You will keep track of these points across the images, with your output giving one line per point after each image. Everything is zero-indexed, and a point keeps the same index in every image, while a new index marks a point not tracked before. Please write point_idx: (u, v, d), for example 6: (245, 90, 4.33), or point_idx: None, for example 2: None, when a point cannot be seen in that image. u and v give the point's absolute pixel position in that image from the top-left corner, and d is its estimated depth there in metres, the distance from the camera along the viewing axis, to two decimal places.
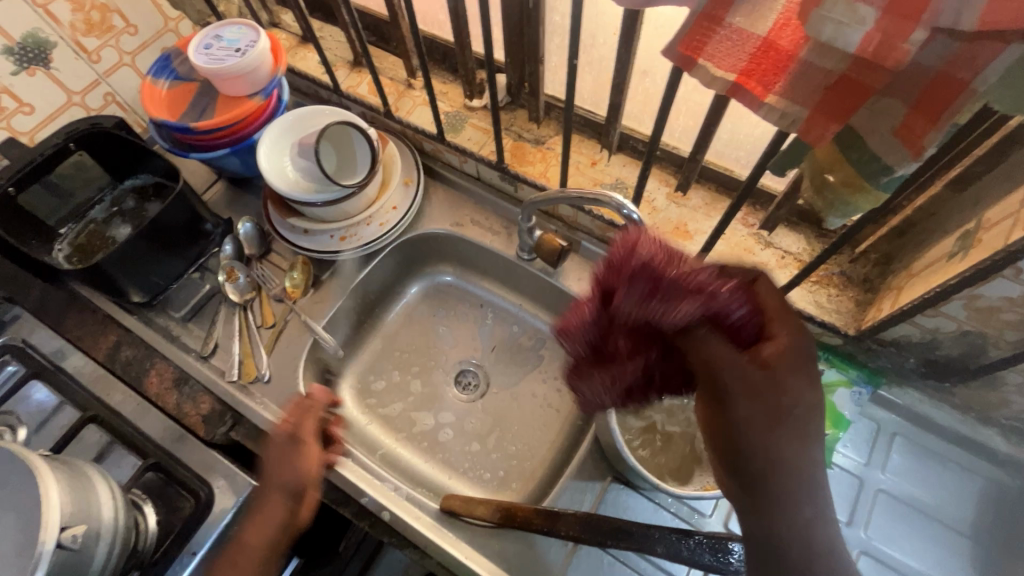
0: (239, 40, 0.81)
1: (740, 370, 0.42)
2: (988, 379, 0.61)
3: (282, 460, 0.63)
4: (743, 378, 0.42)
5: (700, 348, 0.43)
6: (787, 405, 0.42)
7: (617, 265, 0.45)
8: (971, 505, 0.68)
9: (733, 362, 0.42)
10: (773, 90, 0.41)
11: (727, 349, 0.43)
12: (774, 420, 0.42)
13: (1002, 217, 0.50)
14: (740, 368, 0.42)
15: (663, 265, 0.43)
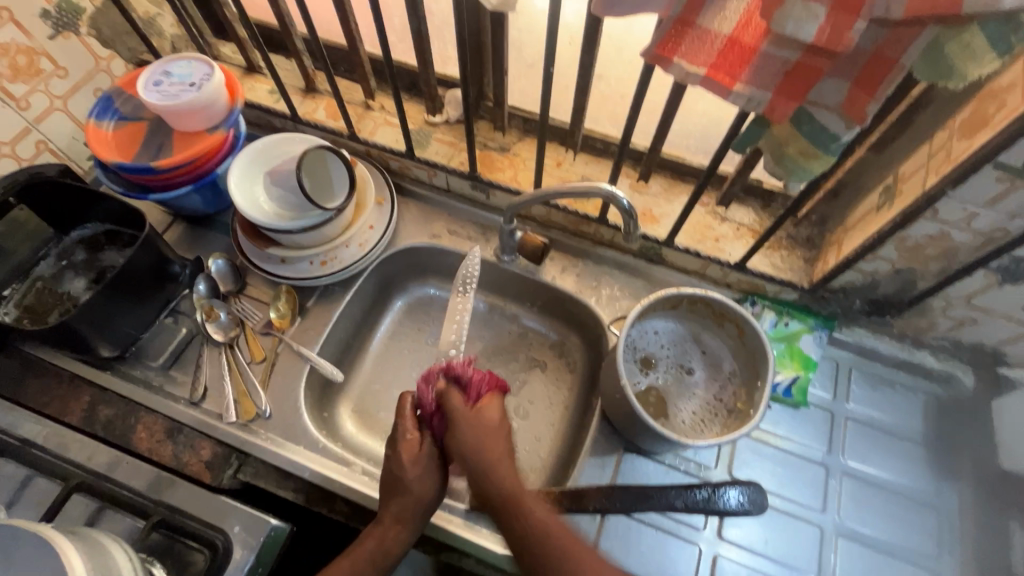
0: (192, 75, 0.79)
1: (496, 454, 0.66)
2: (919, 308, 0.74)
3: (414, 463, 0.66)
4: (483, 433, 0.68)
5: (497, 497, 0.63)
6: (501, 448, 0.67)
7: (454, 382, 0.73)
8: (920, 417, 0.79)
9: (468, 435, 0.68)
10: (740, 79, 0.47)
11: (484, 432, 0.68)
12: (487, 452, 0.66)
13: (915, 170, 0.61)
14: (490, 439, 0.68)
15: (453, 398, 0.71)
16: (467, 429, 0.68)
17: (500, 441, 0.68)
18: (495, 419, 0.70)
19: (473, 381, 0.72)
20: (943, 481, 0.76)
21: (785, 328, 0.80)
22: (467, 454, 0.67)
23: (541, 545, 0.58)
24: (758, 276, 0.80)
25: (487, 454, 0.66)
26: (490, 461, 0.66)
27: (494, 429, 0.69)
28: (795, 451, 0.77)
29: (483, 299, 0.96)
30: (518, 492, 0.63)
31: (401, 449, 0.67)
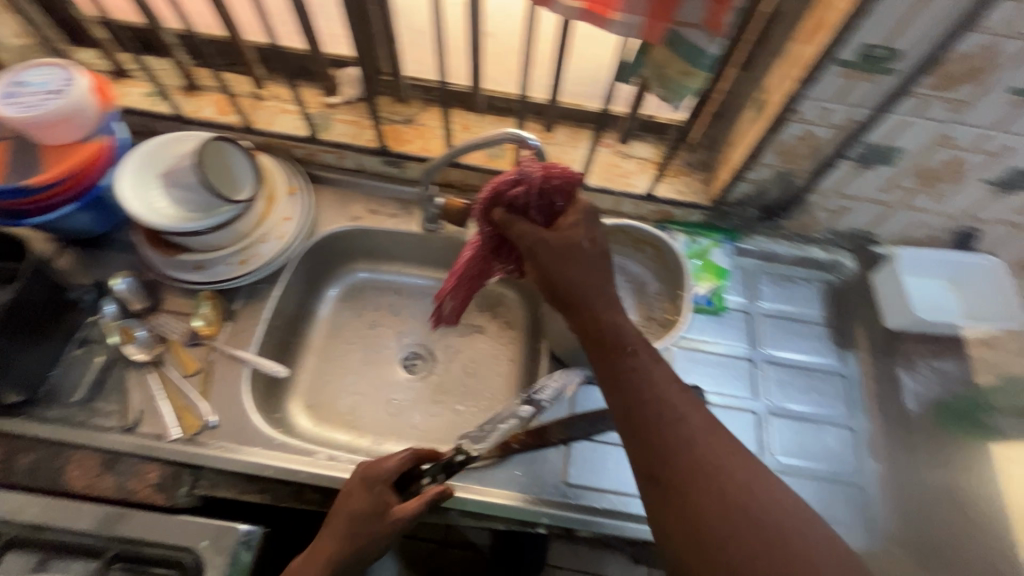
0: (50, 81, 0.72)
1: (597, 284, 0.57)
2: (802, 206, 0.84)
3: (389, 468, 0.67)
4: (565, 259, 0.58)
5: (602, 341, 0.56)
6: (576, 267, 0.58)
7: (501, 198, 0.64)
8: (820, 302, 0.90)
9: (543, 244, 0.59)
10: (615, 8, 0.52)
11: (568, 257, 0.58)
12: (582, 282, 0.57)
13: (777, 79, 0.69)
14: (574, 261, 0.58)
15: (516, 202, 0.63)
16: (552, 256, 0.58)
17: (581, 261, 0.58)
18: (582, 233, 0.59)
19: (530, 203, 0.63)
20: (846, 352, 0.87)
21: (697, 246, 0.89)
22: (574, 287, 0.57)
23: (650, 396, 0.53)
24: (666, 203, 0.87)
25: (583, 284, 0.57)
26: (593, 295, 0.57)
27: (578, 251, 0.58)
28: (724, 352, 0.85)
29: (417, 273, 0.97)
30: (631, 339, 0.55)
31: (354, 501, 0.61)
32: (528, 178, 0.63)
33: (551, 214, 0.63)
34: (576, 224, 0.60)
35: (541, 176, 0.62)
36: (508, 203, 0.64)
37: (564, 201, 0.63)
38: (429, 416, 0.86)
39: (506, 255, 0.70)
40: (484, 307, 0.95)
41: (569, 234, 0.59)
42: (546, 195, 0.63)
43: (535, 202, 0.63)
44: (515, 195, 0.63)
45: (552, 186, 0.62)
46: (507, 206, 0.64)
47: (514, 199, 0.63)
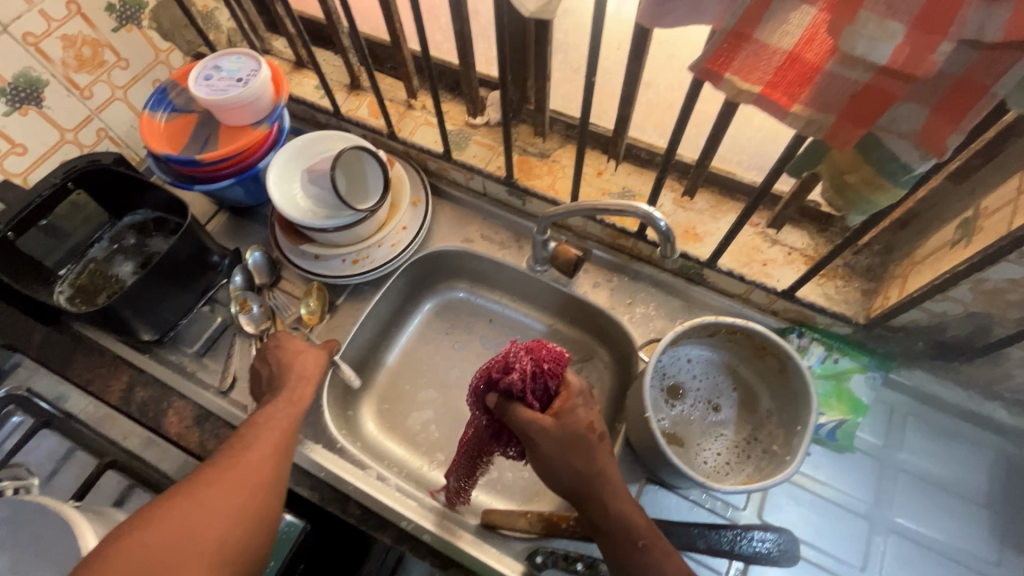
0: (240, 70, 0.81)
1: (601, 470, 0.55)
2: (994, 356, 0.66)
3: (299, 354, 0.71)
4: (570, 452, 0.55)
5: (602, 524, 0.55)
6: (585, 445, 0.56)
7: (496, 378, 0.61)
8: (984, 476, 0.71)
9: (541, 437, 0.56)
10: (798, 100, 0.43)
11: (571, 448, 0.55)
12: (581, 465, 0.55)
13: (1002, 204, 0.54)
14: (578, 454, 0.55)
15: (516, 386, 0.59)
16: (558, 451, 0.55)
17: (582, 454, 0.55)
18: (586, 419, 0.57)
19: (528, 390, 0.59)
20: (1006, 551, 0.68)
21: (834, 365, 0.74)
22: (578, 480, 0.55)
23: (620, 522, 0.55)
24: (808, 306, 0.74)
25: (586, 476, 0.55)
26: (590, 483, 0.55)
27: (582, 443, 0.56)
28: (836, 500, 0.71)
29: (514, 306, 0.94)
30: (618, 486, 0.56)
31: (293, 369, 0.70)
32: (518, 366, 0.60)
33: (546, 398, 0.60)
34: (583, 411, 0.57)
35: (530, 362, 0.60)
36: (503, 389, 0.60)
37: (557, 382, 0.60)
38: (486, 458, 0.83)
39: (498, 444, 0.66)
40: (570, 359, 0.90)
41: (567, 418, 0.56)
42: (545, 379, 0.59)
43: (535, 390, 0.59)
44: (515, 377, 0.59)
45: (544, 371, 0.59)
46: (501, 390, 0.60)
47: (512, 383, 0.59)
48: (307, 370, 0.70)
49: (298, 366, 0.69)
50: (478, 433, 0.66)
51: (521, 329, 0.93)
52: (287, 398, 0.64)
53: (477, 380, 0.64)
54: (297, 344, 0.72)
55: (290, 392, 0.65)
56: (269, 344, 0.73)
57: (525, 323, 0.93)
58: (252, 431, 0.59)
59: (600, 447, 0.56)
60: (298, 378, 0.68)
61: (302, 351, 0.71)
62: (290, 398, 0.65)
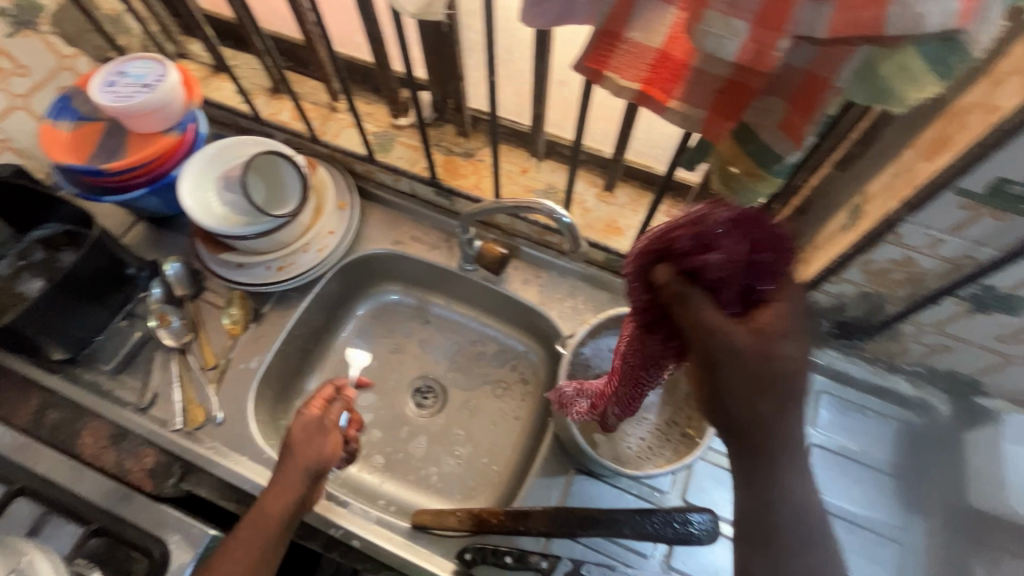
0: (146, 75, 0.78)
1: (771, 363, 0.39)
2: (889, 332, 0.70)
3: (306, 442, 0.63)
4: (765, 359, 0.39)
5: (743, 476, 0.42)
6: (776, 370, 0.39)
7: (671, 240, 0.41)
8: (890, 446, 0.77)
9: (728, 340, 0.38)
10: (674, 95, 0.45)
11: (764, 378, 0.39)
12: (759, 390, 0.39)
13: (880, 189, 0.57)
14: (761, 390, 0.39)
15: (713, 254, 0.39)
16: (757, 342, 0.39)
17: (749, 380, 0.39)
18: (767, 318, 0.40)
19: (730, 276, 0.39)
20: (911, 515, 0.73)
21: None
22: (764, 373, 0.39)
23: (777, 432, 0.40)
24: None
25: (754, 418, 0.40)
26: (762, 374, 0.39)
27: (781, 374, 0.39)
28: None
29: (449, 306, 0.94)
30: (802, 403, 0.40)
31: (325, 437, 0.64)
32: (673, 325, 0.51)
33: (750, 302, 0.41)
34: (777, 316, 0.40)
35: (728, 217, 0.39)
36: (666, 255, 0.41)
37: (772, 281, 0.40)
38: (422, 458, 0.83)
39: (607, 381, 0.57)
40: (506, 356, 0.90)
41: (777, 339, 0.40)
42: (703, 243, 0.39)
43: (738, 271, 0.39)
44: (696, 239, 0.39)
45: (758, 262, 0.39)
46: (698, 268, 0.39)
47: (721, 259, 0.38)
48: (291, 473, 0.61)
49: (289, 466, 0.61)
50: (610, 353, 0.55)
51: (457, 328, 0.93)
52: (279, 480, 0.61)
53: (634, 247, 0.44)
54: (314, 425, 0.64)
55: (283, 470, 0.61)
56: (295, 417, 0.65)
57: (460, 322, 0.93)
58: (253, 524, 0.59)
59: (779, 345, 0.40)
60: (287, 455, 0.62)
61: (302, 441, 0.63)
62: (275, 482, 0.61)
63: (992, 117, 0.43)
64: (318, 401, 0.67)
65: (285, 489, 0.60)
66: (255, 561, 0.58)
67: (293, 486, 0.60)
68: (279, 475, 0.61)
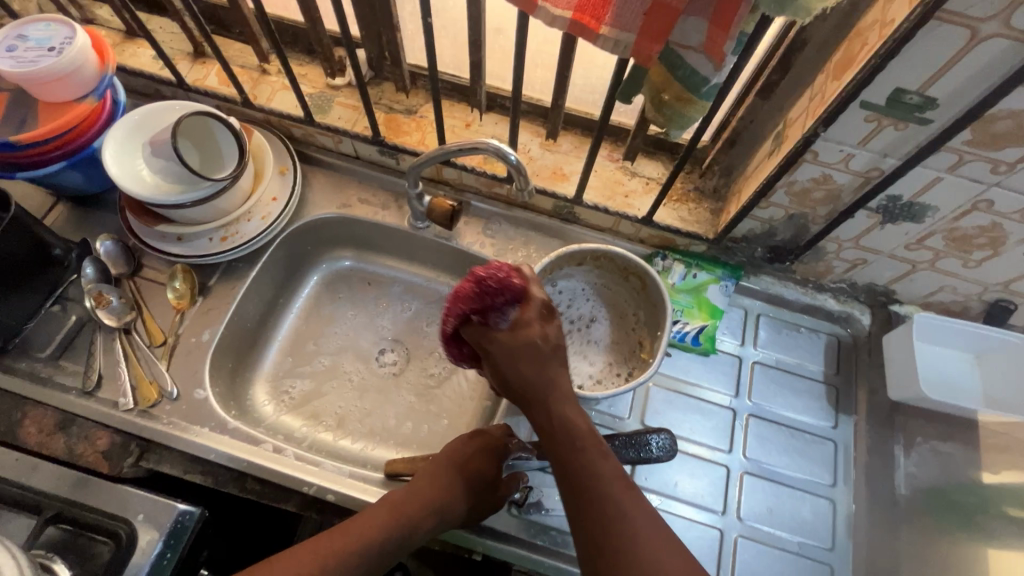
0: (51, 38, 0.72)
1: (552, 377, 0.57)
2: (815, 252, 0.76)
3: (422, 486, 0.62)
4: (518, 356, 0.57)
5: (563, 432, 0.54)
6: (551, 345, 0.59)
7: (484, 289, 0.58)
8: (821, 358, 0.83)
9: (530, 367, 0.57)
10: (603, 21, 0.46)
11: (529, 353, 0.57)
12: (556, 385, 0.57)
13: (797, 113, 0.62)
14: (528, 360, 0.57)
15: (492, 290, 0.58)
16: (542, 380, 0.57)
17: (539, 359, 0.57)
18: (540, 330, 0.59)
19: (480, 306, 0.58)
20: (842, 416, 0.80)
21: (693, 279, 0.82)
22: (587, 482, 0.51)
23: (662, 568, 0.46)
24: (666, 230, 0.81)
25: (532, 380, 0.57)
26: (592, 466, 0.52)
27: (535, 348, 0.58)
28: (705, 398, 0.79)
29: (404, 268, 0.94)
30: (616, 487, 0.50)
31: (446, 462, 0.64)
32: (505, 277, 0.58)
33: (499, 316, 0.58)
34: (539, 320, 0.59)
35: (491, 279, 0.58)
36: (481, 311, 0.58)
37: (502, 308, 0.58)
38: (389, 417, 0.84)
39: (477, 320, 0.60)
40: None
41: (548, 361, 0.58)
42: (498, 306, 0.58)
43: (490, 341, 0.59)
44: (502, 295, 0.58)
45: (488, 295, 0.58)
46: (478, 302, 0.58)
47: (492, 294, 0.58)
48: (366, 523, 0.57)
49: (378, 513, 0.58)
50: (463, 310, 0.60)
51: (419, 290, 0.93)
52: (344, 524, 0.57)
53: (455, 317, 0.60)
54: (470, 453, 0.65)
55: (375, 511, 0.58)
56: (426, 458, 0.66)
57: (421, 284, 0.93)
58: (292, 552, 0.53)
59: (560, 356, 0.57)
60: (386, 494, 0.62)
61: (418, 483, 0.62)
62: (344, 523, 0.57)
63: (887, 30, 0.48)
64: (473, 450, 0.66)
65: (348, 536, 0.56)
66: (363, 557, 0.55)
67: (362, 547, 0.55)
68: (356, 521, 0.57)
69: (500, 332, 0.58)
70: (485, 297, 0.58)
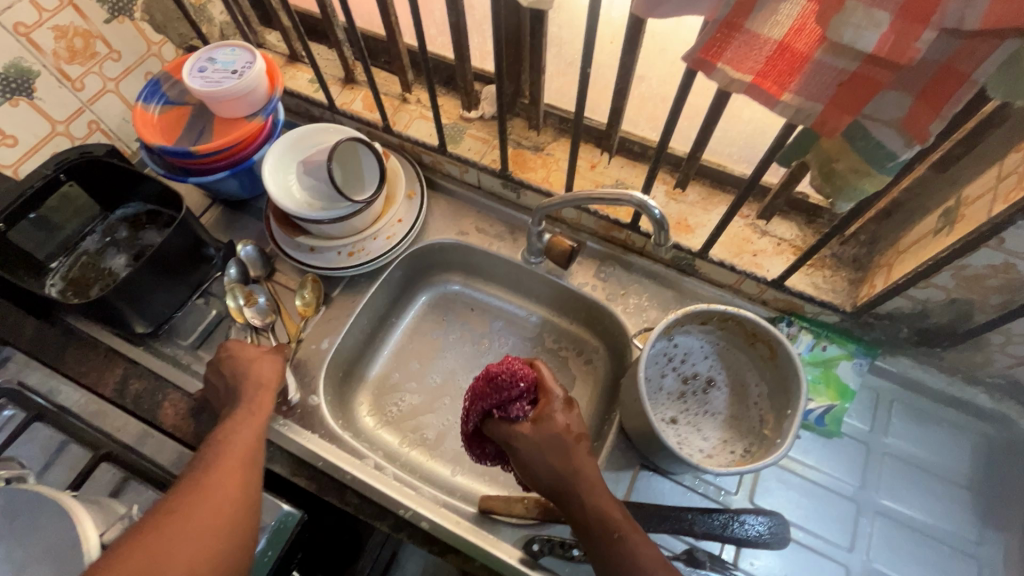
0: (234, 62, 0.81)
1: (578, 468, 0.57)
2: (974, 342, 0.68)
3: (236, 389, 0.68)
4: (546, 452, 0.57)
5: (593, 523, 0.54)
6: (571, 441, 0.58)
7: (500, 384, 0.61)
8: (965, 459, 0.74)
9: (544, 461, 0.57)
10: (789, 89, 0.44)
11: (553, 449, 0.57)
12: (577, 476, 0.56)
13: (981, 192, 0.55)
14: (554, 454, 0.57)
15: (507, 384, 0.60)
16: (567, 469, 0.56)
17: (560, 449, 0.57)
18: (563, 423, 0.59)
19: (496, 401, 0.61)
20: (987, 530, 0.70)
21: (822, 352, 0.76)
22: (614, 559, 0.52)
23: None
24: (796, 295, 0.76)
25: (563, 474, 0.56)
26: (621, 542, 0.52)
27: (560, 443, 0.58)
28: (826, 485, 0.72)
29: (511, 300, 0.95)
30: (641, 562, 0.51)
31: (248, 376, 0.69)
32: (518, 369, 0.61)
33: (520, 412, 0.60)
34: (563, 415, 0.59)
35: (506, 373, 0.61)
36: (497, 405, 0.61)
37: (519, 404, 0.60)
38: None
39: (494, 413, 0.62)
40: (564, 350, 0.91)
41: (573, 450, 0.57)
42: (514, 398, 0.60)
43: (504, 436, 0.60)
44: (514, 389, 0.60)
45: (499, 387, 0.61)
46: (496, 397, 0.61)
47: (506, 387, 0.60)
48: (244, 429, 0.63)
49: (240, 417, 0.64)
50: (481, 402, 0.62)
51: (523, 323, 0.94)
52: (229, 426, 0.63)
53: (472, 411, 0.64)
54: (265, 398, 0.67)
55: (233, 421, 0.64)
56: (220, 354, 0.71)
57: (526, 317, 0.94)
58: (208, 457, 0.59)
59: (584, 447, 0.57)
60: (255, 387, 0.68)
61: (249, 371, 0.70)
62: (248, 409, 0.65)
63: None
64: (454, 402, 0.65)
65: (247, 432, 0.62)
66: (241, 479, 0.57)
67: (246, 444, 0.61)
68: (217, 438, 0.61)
69: (522, 427, 0.59)
70: (498, 392, 0.61)
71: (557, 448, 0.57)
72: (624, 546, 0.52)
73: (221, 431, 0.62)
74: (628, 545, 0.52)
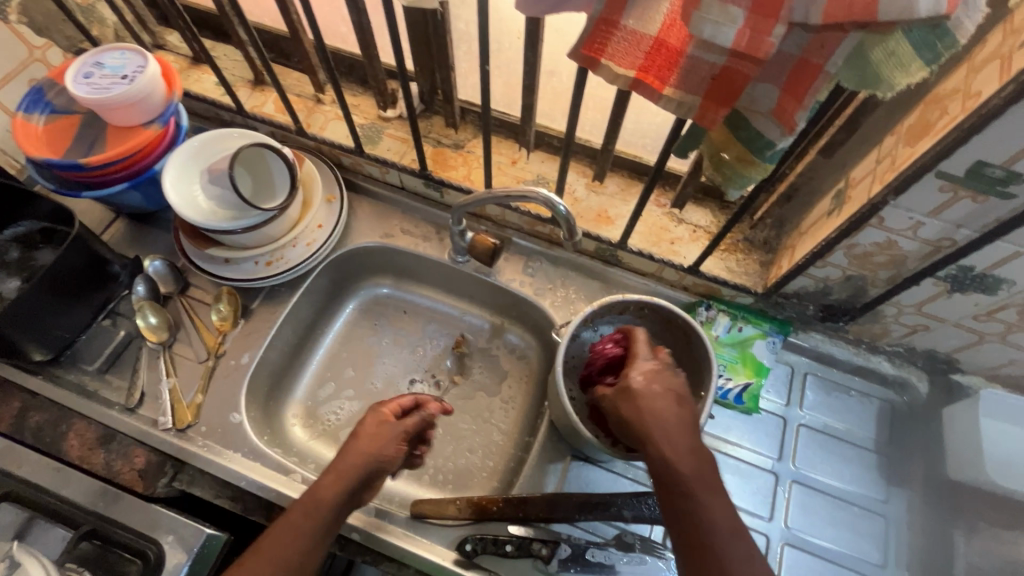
0: (125, 66, 0.76)
1: (660, 417, 0.53)
2: (872, 314, 0.73)
3: (377, 435, 0.62)
4: (627, 404, 0.54)
5: (662, 474, 0.50)
6: (643, 394, 0.54)
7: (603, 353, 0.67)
8: (872, 423, 0.79)
9: (630, 410, 0.54)
10: (669, 83, 0.45)
11: (637, 401, 0.54)
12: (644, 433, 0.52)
13: (863, 174, 0.59)
14: (637, 404, 0.53)
15: (603, 356, 0.67)
16: (643, 420, 0.53)
17: (638, 401, 0.54)
18: (639, 378, 0.55)
19: (598, 365, 0.68)
20: (894, 489, 0.75)
21: (738, 333, 0.79)
22: (691, 516, 0.48)
23: None
24: (713, 280, 0.78)
25: (636, 425, 0.53)
26: (691, 501, 0.48)
27: (639, 391, 0.54)
28: (747, 460, 0.76)
29: (442, 300, 0.94)
30: (722, 523, 0.47)
31: (369, 418, 0.64)
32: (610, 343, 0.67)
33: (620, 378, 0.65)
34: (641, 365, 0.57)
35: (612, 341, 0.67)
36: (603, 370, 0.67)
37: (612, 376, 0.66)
38: None
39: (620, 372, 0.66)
40: (498, 346, 0.91)
41: (645, 401, 0.54)
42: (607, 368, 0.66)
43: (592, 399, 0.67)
44: (616, 354, 0.66)
45: (614, 352, 0.66)
46: (613, 366, 0.66)
47: (609, 357, 0.67)
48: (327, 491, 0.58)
49: (349, 454, 0.60)
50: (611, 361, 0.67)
51: (455, 322, 0.93)
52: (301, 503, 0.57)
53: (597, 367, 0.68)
54: (384, 426, 0.63)
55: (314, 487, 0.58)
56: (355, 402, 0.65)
57: (459, 316, 0.93)
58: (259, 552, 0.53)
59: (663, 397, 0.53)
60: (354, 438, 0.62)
61: (369, 432, 0.62)
62: (345, 459, 0.60)
63: (972, 102, 0.45)
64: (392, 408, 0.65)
65: (313, 511, 0.57)
66: (306, 543, 0.55)
67: (305, 525, 0.56)
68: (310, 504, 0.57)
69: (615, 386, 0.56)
70: (612, 360, 0.66)
71: (640, 397, 0.54)
72: (695, 505, 0.48)
73: (309, 497, 0.58)
74: (703, 507, 0.48)
